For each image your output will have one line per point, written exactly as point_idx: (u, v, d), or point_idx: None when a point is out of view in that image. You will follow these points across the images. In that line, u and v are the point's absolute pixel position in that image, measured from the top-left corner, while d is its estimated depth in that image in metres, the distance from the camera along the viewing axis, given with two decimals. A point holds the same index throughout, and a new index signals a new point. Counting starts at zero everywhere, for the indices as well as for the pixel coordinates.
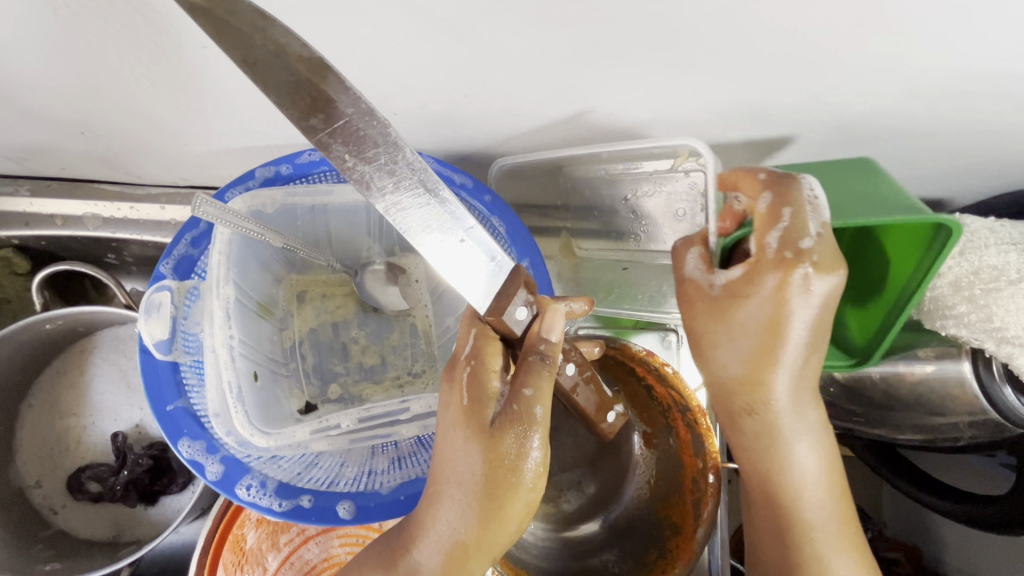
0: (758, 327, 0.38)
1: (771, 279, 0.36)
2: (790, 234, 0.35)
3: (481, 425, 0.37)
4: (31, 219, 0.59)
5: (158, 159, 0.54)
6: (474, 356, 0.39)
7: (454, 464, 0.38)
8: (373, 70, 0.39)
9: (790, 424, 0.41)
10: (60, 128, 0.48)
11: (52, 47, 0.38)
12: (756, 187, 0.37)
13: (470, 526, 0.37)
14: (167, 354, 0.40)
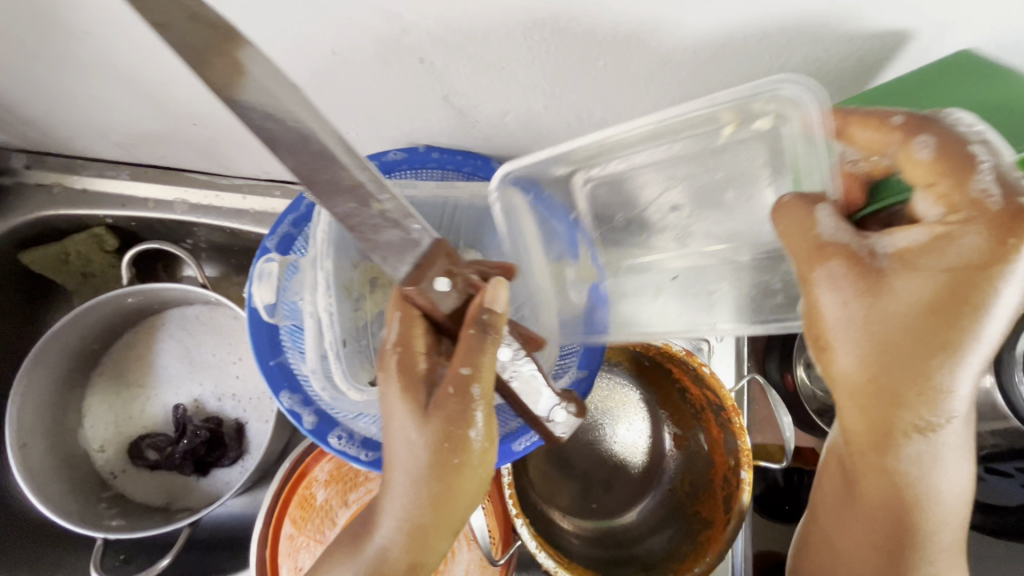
0: (934, 299, 0.33)
1: (981, 241, 0.31)
2: (1005, 182, 0.31)
3: (418, 403, 0.39)
4: (127, 201, 0.64)
5: (250, 152, 0.59)
6: (405, 339, 0.40)
7: (403, 452, 0.39)
8: (470, 82, 0.43)
9: (955, 428, 0.36)
10: (175, 119, 0.54)
11: None
12: (916, 128, 0.33)
13: (423, 508, 0.39)
14: (272, 317, 0.47)
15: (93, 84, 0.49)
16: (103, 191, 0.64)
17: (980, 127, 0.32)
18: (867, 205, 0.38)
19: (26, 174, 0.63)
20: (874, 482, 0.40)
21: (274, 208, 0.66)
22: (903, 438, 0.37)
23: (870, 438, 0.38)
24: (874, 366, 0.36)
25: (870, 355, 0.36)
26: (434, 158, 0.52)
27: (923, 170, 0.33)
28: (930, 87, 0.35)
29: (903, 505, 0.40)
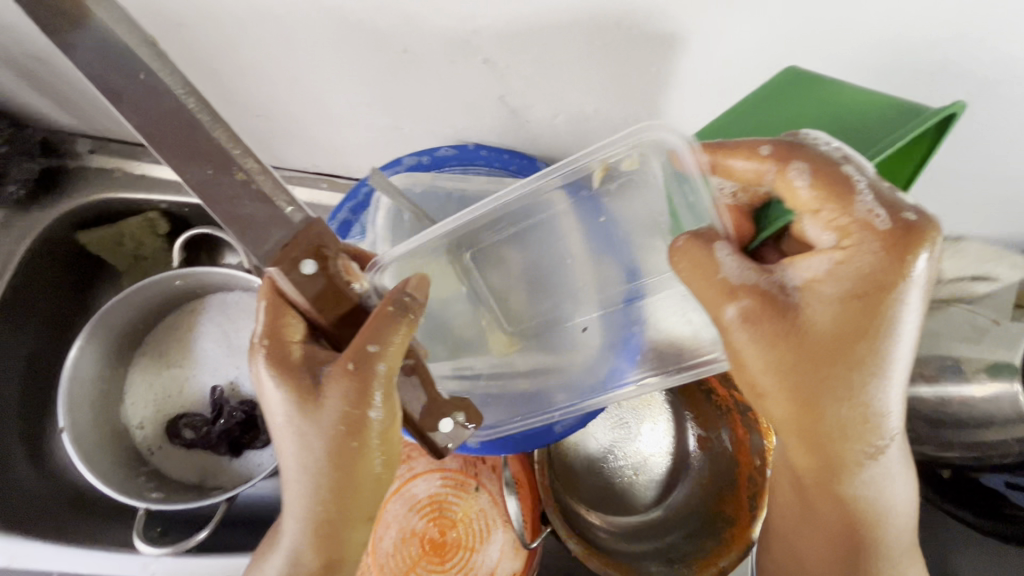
0: (850, 325, 0.33)
1: (888, 257, 0.31)
2: (880, 197, 0.32)
3: (309, 394, 0.36)
4: (181, 187, 0.68)
5: (302, 145, 0.62)
6: (276, 338, 0.37)
7: (296, 449, 0.37)
8: (525, 82, 0.45)
9: (895, 450, 0.37)
10: (235, 110, 0.57)
11: (264, 43, 0.46)
12: (793, 158, 0.33)
13: (330, 504, 0.37)
14: None
15: None
16: (159, 177, 0.67)
17: (836, 143, 0.34)
18: (762, 227, 0.38)
19: (89, 159, 0.67)
20: (824, 514, 0.40)
21: (321, 199, 0.68)
22: (842, 468, 0.37)
23: (815, 472, 0.38)
24: (804, 405, 0.35)
25: (790, 398, 0.35)
26: (483, 154, 0.55)
27: (810, 197, 0.33)
28: (778, 111, 0.38)
29: (853, 526, 0.40)
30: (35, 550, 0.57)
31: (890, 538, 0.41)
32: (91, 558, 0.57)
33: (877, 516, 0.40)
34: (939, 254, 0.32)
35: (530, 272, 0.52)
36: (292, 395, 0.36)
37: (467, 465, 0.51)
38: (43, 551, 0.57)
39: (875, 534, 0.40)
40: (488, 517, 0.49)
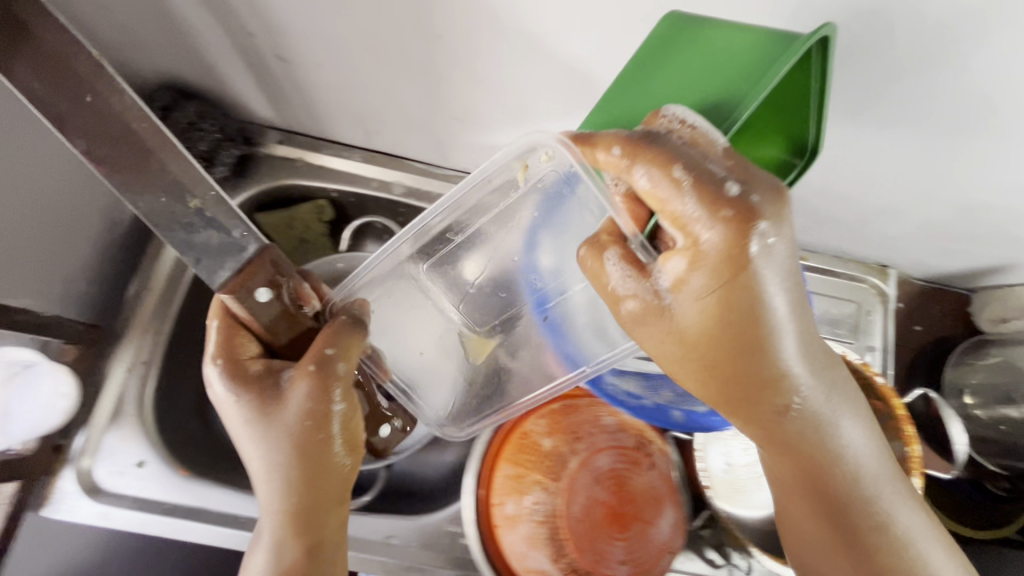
0: (716, 298, 0.39)
1: (739, 239, 0.36)
2: (706, 187, 0.36)
3: (263, 396, 0.44)
4: (354, 179, 0.74)
5: (477, 148, 0.68)
6: (230, 348, 0.45)
7: (261, 446, 0.44)
8: None
9: (814, 403, 0.44)
10: (436, 114, 0.63)
11: (498, 56, 0.52)
12: (641, 161, 0.37)
13: (292, 493, 0.45)
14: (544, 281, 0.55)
15: (389, 81, 0.58)
16: (335, 169, 0.74)
17: (686, 114, 0.40)
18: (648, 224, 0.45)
19: (276, 148, 0.73)
20: (775, 463, 0.47)
21: None
22: (774, 421, 0.44)
23: (755, 433, 0.46)
24: (710, 375, 0.43)
25: (701, 375, 0.44)
26: None
27: (651, 198, 0.38)
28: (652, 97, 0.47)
29: (806, 469, 0.46)
30: (224, 501, 0.62)
31: (847, 473, 0.46)
32: None
33: (831, 458, 0.45)
34: (786, 221, 0.37)
35: None
36: (251, 400, 0.44)
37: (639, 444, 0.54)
38: (233, 501, 0.62)
39: (833, 472, 0.46)
40: (662, 493, 0.53)
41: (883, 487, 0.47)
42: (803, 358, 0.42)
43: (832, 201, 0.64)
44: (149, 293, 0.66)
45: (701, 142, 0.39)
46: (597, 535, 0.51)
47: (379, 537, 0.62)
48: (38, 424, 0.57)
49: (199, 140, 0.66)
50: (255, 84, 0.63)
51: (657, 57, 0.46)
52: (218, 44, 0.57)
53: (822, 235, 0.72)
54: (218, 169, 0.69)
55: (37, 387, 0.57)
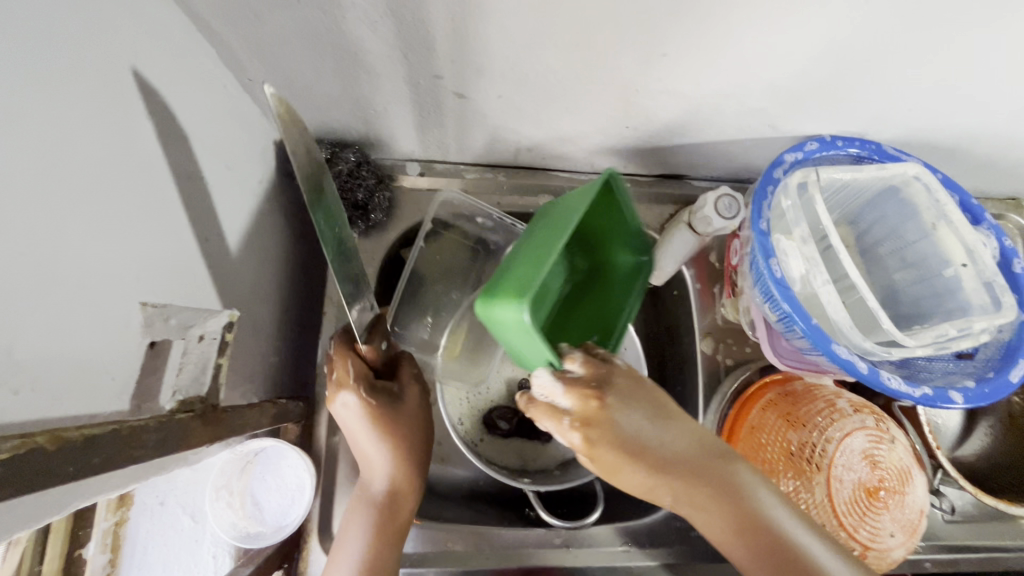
0: (601, 458, 0.46)
1: (568, 421, 0.45)
2: (555, 415, 0.46)
3: (383, 405, 0.55)
4: (502, 199, 0.73)
5: (636, 150, 0.66)
6: (363, 385, 0.54)
7: (367, 436, 0.54)
8: (949, 69, 0.50)
9: (699, 472, 0.46)
10: (607, 126, 0.61)
11: (711, 66, 0.50)
12: (538, 416, 0.47)
13: (394, 473, 0.54)
14: (793, 284, 0.52)
15: (574, 103, 0.56)
16: (480, 192, 0.72)
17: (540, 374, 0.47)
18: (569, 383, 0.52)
19: (417, 181, 0.71)
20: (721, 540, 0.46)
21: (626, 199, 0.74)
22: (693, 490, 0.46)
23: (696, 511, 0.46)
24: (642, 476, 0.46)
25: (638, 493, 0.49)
26: (841, 145, 0.59)
27: (542, 420, 0.47)
28: (516, 344, 0.51)
29: (754, 539, 0.44)
30: (465, 541, 0.64)
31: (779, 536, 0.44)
32: (511, 540, 0.65)
33: (753, 522, 0.44)
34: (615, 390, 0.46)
35: (919, 256, 0.60)
36: (376, 406, 0.54)
37: (879, 422, 0.56)
38: (471, 539, 0.64)
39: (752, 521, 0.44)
40: (910, 464, 0.55)
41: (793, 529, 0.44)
42: (673, 442, 0.46)
43: (996, 148, 0.65)
44: None
45: (554, 393, 0.46)
46: (866, 514, 0.53)
47: (616, 546, 0.65)
48: (286, 506, 0.55)
49: (358, 188, 0.64)
50: (414, 122, 0.60)
51: (498, 331, 0.52)
52: (393, 90, 0.54)
53: (967, 180, 0.73)
54: (373, 214, 0.67)
55: (277, 468, 0.56)
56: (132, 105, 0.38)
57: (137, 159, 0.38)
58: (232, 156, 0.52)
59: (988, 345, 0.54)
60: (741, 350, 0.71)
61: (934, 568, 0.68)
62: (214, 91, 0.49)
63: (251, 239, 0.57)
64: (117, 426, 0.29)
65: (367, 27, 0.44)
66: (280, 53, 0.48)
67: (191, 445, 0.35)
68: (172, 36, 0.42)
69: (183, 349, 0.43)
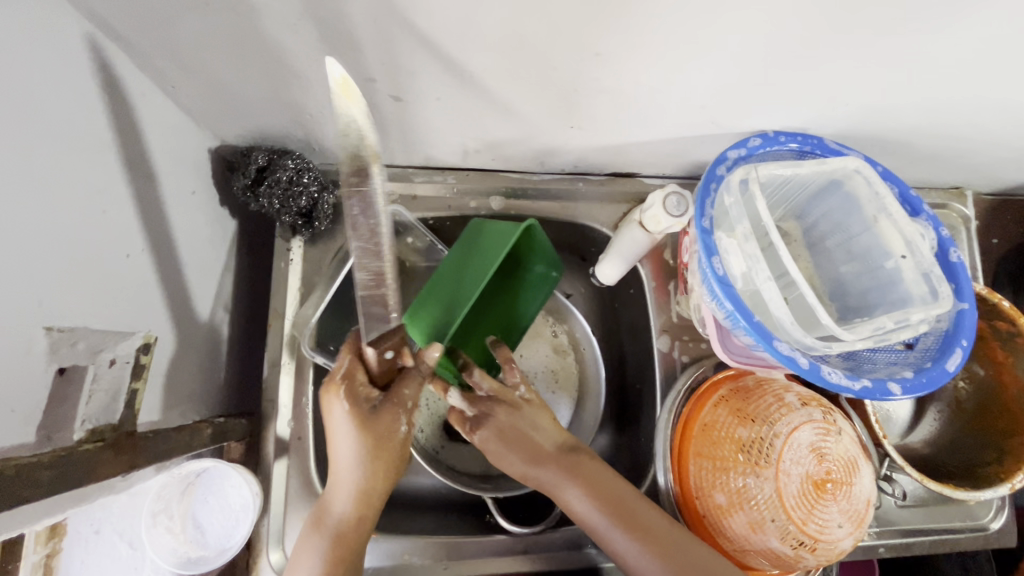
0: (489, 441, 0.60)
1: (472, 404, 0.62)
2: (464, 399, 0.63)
3: (361, 418, 0.52)
4: (452, 203, 0.71)
5: (585, 150, 0.66)
6: (354, 401, 0.51)
7: (345, 456, 0.52)
8: (880, 64, 0.51)
9: (567, 464, 0.59)
10: (551, 126, 0.60)
11: (647, 64, 0.49)
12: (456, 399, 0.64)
13: (357, 495, 0.53)
14: (735, 283, 0.52)
15: (515, 103, 0.55)
16: (430, 196, 0.71)
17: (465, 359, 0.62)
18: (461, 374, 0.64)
19: (365, 186, 0.69)
20: (589, 517, 0.57)
21: (578, 198, 0.74)
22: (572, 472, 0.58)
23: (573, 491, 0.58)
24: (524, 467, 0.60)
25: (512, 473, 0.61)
26: (784, 140, 0.60)
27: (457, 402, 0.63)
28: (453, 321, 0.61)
29: (619, 511, 0.56)
30: (423, 551, 0.63)
31: (639, 508, 0.57)
32: (469, 547, 0.64)
33: (617, 498, 0.57)
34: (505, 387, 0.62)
35: (862, 249, 0.61)
36: (359, 416, 0.51)
37: (826, 415, 0.57)
38: (429, 549, 0.63)
39: (610, 498, 0.57)
40: (856, 454, 0.56)
41: (636, 505, 0.57)
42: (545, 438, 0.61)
43: (934, 139, 0.66)
44: (286, 368, 0.64)
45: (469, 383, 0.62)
46: (815, 507, 0.53)
47: (576, 548, 0.65)
48: (231, 527, 0.54)
49: (300, 197, 0.62)
50: None
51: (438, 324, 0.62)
52: (327, 94, 0.52)
53: (909, 171, 0.74)
54: (318, 222, 0.66)
55: (220, 489, 0.54)
56: (25, 117, 0.35)
57: (33, 176, 0.36)
58: (158, 168, 0.50)
59: (928, 335, 0.55)
60: (696, 345, 0.71)
61: (887, 553, 0.70)
62: (130, 98, 0.46)
63: (185, 252, 0.55)
64: (3, 468, 0.27)
65: (288, 30, 0.43)
66: (200, 58, 0.46)
67: (100, 478, 0.34)
68: (74, 42, 0.40)
69: (94, 374, 0.40)
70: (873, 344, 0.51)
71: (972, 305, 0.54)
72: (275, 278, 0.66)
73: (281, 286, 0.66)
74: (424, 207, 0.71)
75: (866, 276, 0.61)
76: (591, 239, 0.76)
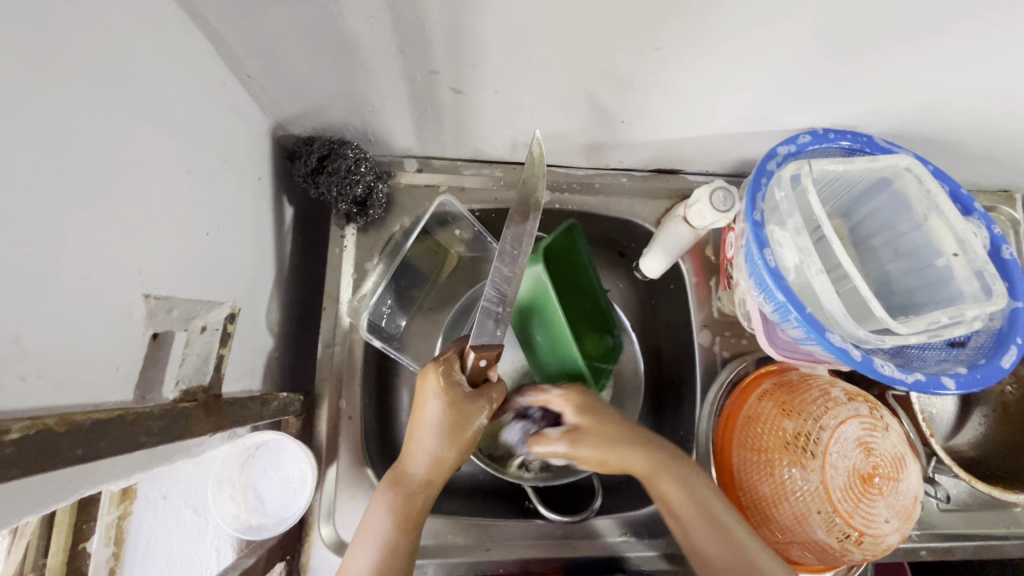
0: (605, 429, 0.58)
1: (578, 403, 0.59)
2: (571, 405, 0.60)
3: (454, 399, 0.53)
4: (500, 195, 0.73)
5: (632, 145, 0.67)
6: (449, 382, 0.54)
7: (428, 430, 0.54)
8: (938, 62, 0.51)
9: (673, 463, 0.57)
10: (602, 121, 0.61)
11: (703, 59, 0.51)
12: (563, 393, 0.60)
13: (430, 469, 0.55)
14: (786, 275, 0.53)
15: (569, 97, 0.57)
16: (478, 188, 0.73)
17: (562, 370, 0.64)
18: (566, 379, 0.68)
19: (417, 177, 0.72)
20: (686, 513, 0.55)
21: (622, 193, 0.75)
22: (685, 491, 0.55)
23: (682, 496, 0.55)
24: (649, 472, 0.56)
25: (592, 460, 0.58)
26: (834, 138, 0.60)
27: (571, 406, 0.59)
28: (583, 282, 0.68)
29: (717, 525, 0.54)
30: (465, 531, 0.65)
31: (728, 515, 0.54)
32: (510, 530, 0.66)
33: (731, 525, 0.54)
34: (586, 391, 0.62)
35: (911, 248, 0.61)
36: (452, 400, 0.53)
37: (873, 410, 0.57)
38: (471, 531, 0.65)
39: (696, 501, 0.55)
40: (904, 451, 0.56)
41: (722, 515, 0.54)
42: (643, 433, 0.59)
43: (986, 141, 0.65)
44: (338, 350, 0.66)
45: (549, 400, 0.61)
46: (861, 501, 0.53)
47: (614, 536, 0.66)
48: (289, 499, 0.56)
49: (357, 184, 0.64)
50: (411, 117, 0.61)
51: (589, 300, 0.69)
52: (391, 86, 0.55)
53: (959, 173, 0.74)
54: (372, 211, 0.68)
55: (279, 462, 0.57)
56: (124, 100, 0.38)
57: (129, 153, 0.38)
58: (231, 153, 0.53)
59: (980, 333, 0.54)
60: (738, 341, 0.72)
61: (929, 556, 0.69)
62: (211, 87, 0.49)
63: (252, 234, 0.58)
64: (123, 412, 0.29)
65: (363, 22, 0.45)
66: (275, 48, 0.48)
67: (193, 433, 0.36)
68: (168, 31, 0.42)
69: (187, 339, 0.44)
70: (926, 339, 0.51)
71: None
72: (329, 263, 0.69)
73: (334, 272, 0.68)
74: (473, 199, 0.73)
75: (915, 276, 0.61)
76: (633, 234, 0.77)
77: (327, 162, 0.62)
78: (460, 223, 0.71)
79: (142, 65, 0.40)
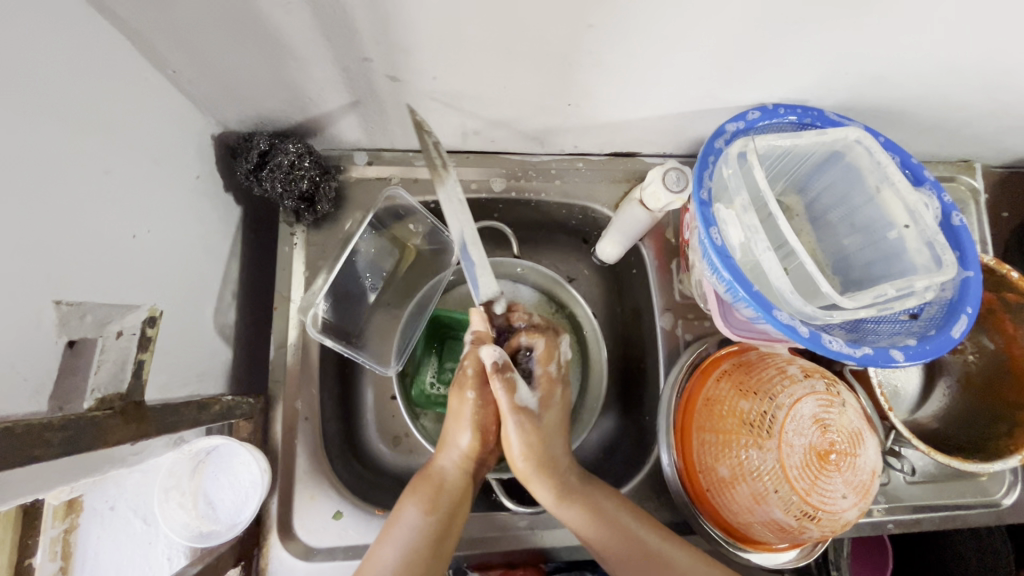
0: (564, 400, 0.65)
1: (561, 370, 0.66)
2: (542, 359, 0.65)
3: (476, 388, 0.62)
4: None
5: (584, 128, 0.66)
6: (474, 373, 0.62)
7: (461, 422, 0.62)
8: (882, 32, 0.50)
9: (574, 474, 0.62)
10: (548, 105, 0.60)
11: (643, 37, 0.49)
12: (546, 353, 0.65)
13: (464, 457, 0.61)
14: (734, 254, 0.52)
15: (511, 81, 0.55)
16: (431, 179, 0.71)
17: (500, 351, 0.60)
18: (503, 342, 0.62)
19: (367, 170, 0.70)
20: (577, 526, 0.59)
21: (579, 178, 0.74)
22: (572, 501, 0.60)
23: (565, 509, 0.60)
24: (558, 507, 0.60)
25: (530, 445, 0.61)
26: (784, 113, 0.60)
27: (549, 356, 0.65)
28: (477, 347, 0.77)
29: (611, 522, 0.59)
30: None
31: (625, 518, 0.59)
32: (474, 524, 0.65)
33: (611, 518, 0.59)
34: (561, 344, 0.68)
35: (866, 220, 0.60)
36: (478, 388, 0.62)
37: (829, 386, 0.56)
38: None
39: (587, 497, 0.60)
40: (861, 426, 0.55)
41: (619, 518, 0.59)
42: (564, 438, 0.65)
43: (938, 111, 0.65)
44: (291, 350, 0.65)
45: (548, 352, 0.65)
46: (818, 478, 0.53)
47: None
48: (241, 504, 0.55)
49: (302, 180, 0.62)
50: (353, 108, 0.60)
51: None
52: (325, 75, 0.53)
53: (915, 144, 0.73)
54: (321, 206, 0.66)
55: (229, 467, 0.56)
56: (26, 99, 0.36)
57: (37, 155, 0.37)
58: (163, 151, 0.52)
59: (932, 304, 0.54)
60: (700, 323, 0.71)
61: (896, 529, 0.69)
62: (134, 84, 0.48)
63: (190, 234, 0.56)
64: (10, 425, 0.28)
65: (282, 9, 0.43)
66: (198, 41, 0.47)
67: (108, 444, 0.35)
68: (77, 25, 0.41)
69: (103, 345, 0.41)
70: (876, 312, 0.51)
71: (977, 273, 0.53)
72: (279, 262, 0.68)
73: (285, 272, 0.67)
74: (426, 189, 0.71)
75: (870, 249, 0.60)
76: (592, 220, 0.76)
77: (268, 158, 0.60)
78: (412, 214, 0.69)
79: (49, 62, 0.38)
